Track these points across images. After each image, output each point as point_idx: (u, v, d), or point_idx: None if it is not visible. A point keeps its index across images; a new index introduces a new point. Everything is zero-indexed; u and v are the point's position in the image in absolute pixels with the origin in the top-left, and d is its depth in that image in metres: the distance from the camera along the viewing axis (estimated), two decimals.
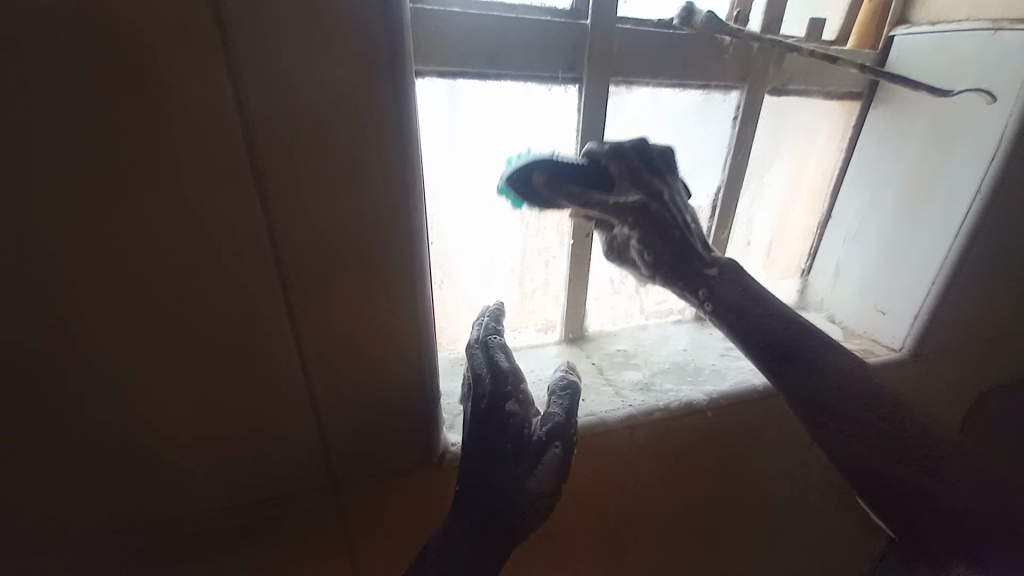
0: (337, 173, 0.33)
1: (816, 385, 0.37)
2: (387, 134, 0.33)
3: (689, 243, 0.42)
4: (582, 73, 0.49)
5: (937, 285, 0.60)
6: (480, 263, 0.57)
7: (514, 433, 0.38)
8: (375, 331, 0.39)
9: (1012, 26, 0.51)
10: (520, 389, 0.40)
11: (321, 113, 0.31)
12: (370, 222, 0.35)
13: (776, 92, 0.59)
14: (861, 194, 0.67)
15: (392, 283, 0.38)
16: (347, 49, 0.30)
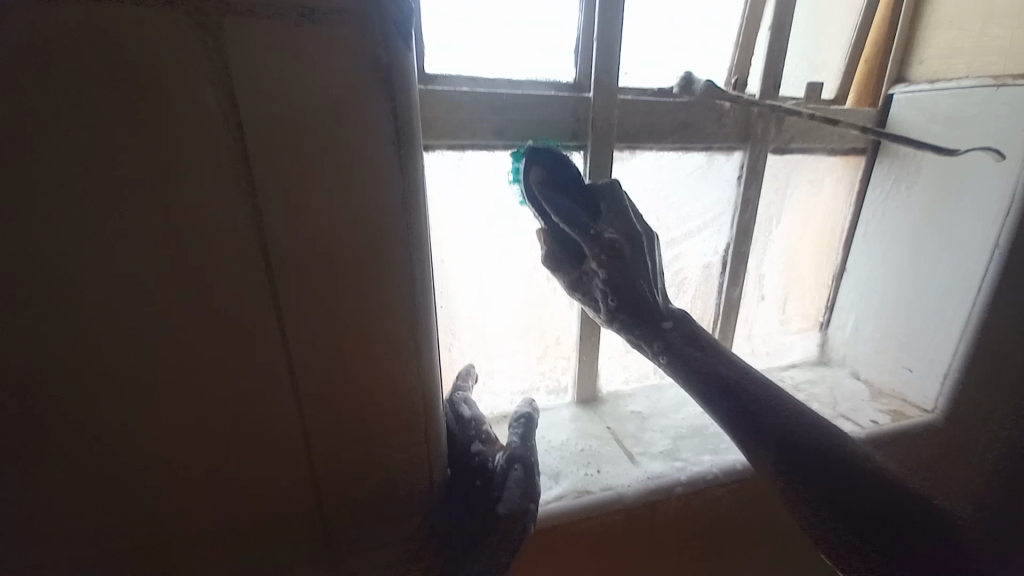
0: (346, 255, 0.33)
1: (809, 446, 0.35)
2: (394, 215, 0.33)
3: (653, 302, 0.39)
4: (587, 140, 0.50)
5: (965, 343, 0.57)
6: (490, 325, 0.56)
7: (480, 468, 0.41)
8: (384, 406, 0.38)
9: (1015, 82, 0.50)
10: (483, 430, 0.44)
11: (331, 199, 0.31)
12: (378, 300, 0.35)
13: (779, 151, 0.60)
14: (875, 247, 0.65)
15: (401, 358, 0.37)
16: (355, 139, 0.30)
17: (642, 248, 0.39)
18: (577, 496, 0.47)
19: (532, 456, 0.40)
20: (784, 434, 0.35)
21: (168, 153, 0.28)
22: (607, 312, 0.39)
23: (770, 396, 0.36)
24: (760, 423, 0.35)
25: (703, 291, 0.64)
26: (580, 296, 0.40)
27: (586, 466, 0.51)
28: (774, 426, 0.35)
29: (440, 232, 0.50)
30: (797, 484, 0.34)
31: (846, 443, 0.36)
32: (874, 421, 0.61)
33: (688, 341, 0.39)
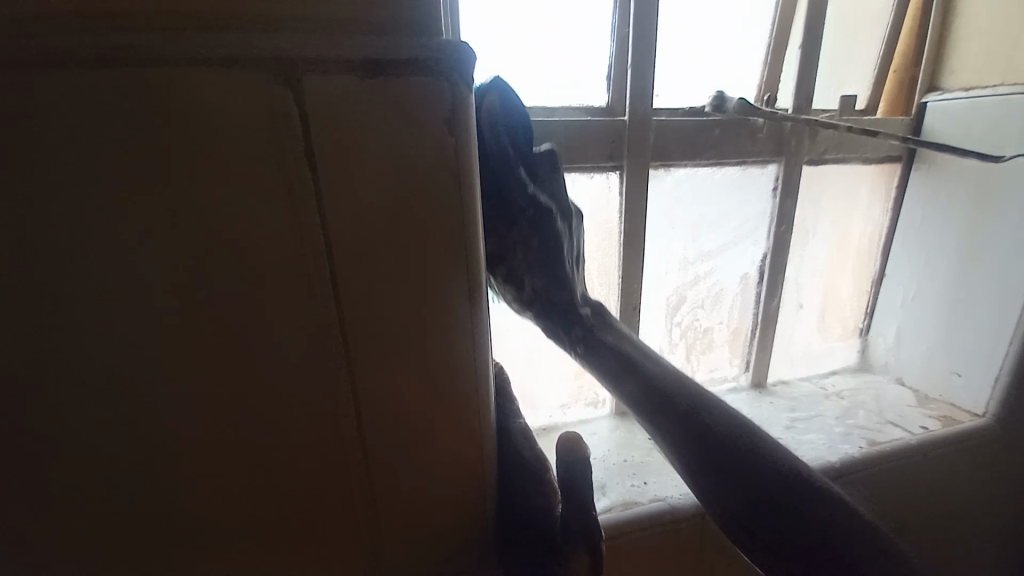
0: (404, 298, 0.31)
1: (767, 475, 0.31)
2: (453, 258, 0.31)
3: (564, 274, 0.40)
4: (622, 160, 0.52)
5: (1016, 346, 0.56)
6: (531, 340, 0.58)
7: (539, 528, 0.34)
8: (444, 466, 0.35)
9: None
10: (541, 479, 0.36)
11: (390, 241, 0.30)
12: (438, 349, 0.32)
13: (813, 162, 0.60)
14: (914, 253, 0.65)
15: (461, 412, 0.34)
16: (414, 179, 0.29)
17: (563, 237, 0.40)
18: (627, 507, 0.48)
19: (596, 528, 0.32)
20: (719, 453, 0.32)
21: (239, 176, 0.27)
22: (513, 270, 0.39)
23: (727, 427, 0.33)
24: (708, 433, 0.32)
25: (740, 303, 0.65)
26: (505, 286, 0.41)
27: (633, 477, 0.52)
28: (732, 465, 0.32)
29: None
30: (750, 529, 0.31)
31: (800, 472, 0.32)
32: (924, 428, 0.60)
33: (596, 331, 0.39)
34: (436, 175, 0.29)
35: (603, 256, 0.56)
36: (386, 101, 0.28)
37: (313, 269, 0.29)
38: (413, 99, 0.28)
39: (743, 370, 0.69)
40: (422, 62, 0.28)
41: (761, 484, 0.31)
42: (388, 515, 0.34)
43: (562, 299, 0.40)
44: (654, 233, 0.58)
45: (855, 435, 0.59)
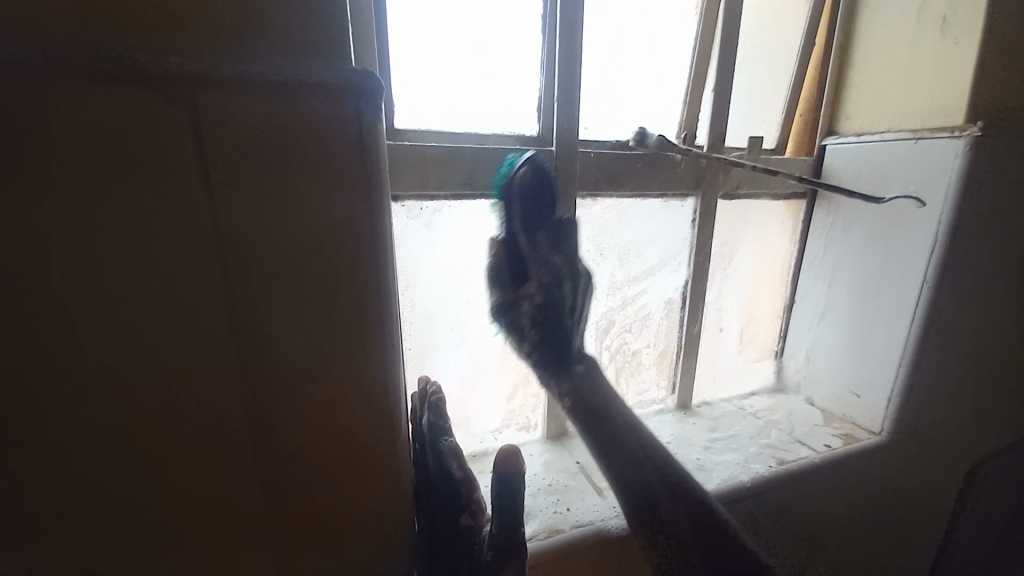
0: (312, 325, 0.30)
1: (681, 521, 0.42)
2: (367, 288, 0.31)
3: (573, 345, 0.43)
4: (550, 188, 0.53)
5: (904, 368, 0.62)
6: (459, 365, 0.56)
7: (465, 550, 0.37)
8: (350, 488, 0.34)
9: (931, 136, 0.56)
10: (468, 499, 0.38)
11: (300, 271, 0.29)
12: (348, 378, 0.32)
13: (727, 197, 0.65)
14: (819, 281, 0.71)
15: (370, 436, 0.34)
16: (329, 211, 0.29)
17: (570, 312, 0.42)
18: (547, 535, 0.47)
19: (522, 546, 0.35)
20: (667, 510, 0.42)
21: (121, 179, 0.25)
22: (531, 299, 0.41)
23: (669, 472, 0.43)
24: (665, 498, 0.42)
25: (666, 327, 0.68)
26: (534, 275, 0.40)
27: (556, 503, 0.52)
28: (665, 505, 0.42)
29: (410, 276, 0.51)
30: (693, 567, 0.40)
31: (724, 519, 0.42)
32: (828, 446, 0.64)
33: (585, 392, 0.43)
34: (343, 188, 0.29)
35: None
36: (291, 111, 0.27)
37: (214, 288, 0.28)
38: (319, 112, 0.28)
39: (670, 391, 0.72)
40: (338, 95, 0.28)
41: (671, 520, 0.42)
42: (287, 535, 0.34)
43: (560, 334, 0.42)
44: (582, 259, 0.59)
45: (767, 454, 0.63)
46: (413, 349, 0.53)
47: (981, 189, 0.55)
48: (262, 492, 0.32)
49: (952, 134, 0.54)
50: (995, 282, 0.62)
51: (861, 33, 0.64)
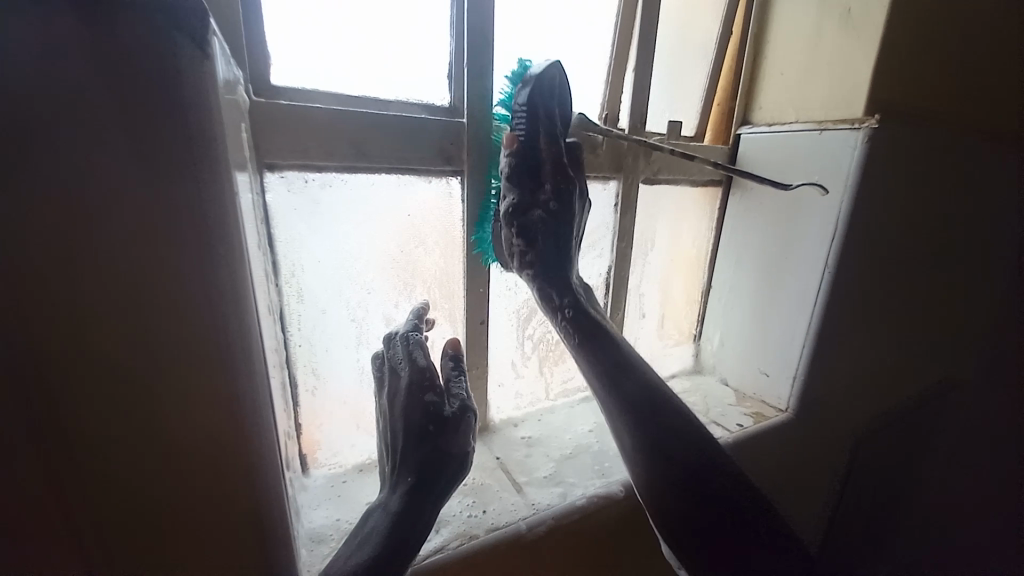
0: (130, 322, 0.24)
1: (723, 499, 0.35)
2: (201, 278, 0.24)
3: (570, 214, 0.46)
4: (463, 166, 0.49)
5: (806, 349, 0.65)
6: (363, 360, 0.51)
7: (431, 420, 0.38)
8: (200, 510, 0.29)
9: (833, 128, 0.59)
10: (433, 378, 0.39)
11: (103, 253, 0.23)
12: (185, 386, 0.26)
13: (649, 181, 0.64)
14: (732, 267, 0.73)
15: (222, 454, 0.28)
16: (136, 177, 0.22)
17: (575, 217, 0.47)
18: (459, 542, 0.44)
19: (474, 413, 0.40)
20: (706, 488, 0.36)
21: None
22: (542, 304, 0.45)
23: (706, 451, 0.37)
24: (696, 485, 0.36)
25: None
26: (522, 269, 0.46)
27: (471, 506, 0.48)
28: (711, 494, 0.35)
29: (297, 261, 0.44)
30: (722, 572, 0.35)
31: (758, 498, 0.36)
32: (740, 424, 0.67)
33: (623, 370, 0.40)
34: (164, 163, 0.22)
35: (442, 264, 0.52)
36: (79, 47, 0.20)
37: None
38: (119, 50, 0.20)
39: None
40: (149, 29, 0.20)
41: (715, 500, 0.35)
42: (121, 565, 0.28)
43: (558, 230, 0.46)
44: None
45: None
46: (306, 344, 0.47)
47: (876, 178, 0.58)
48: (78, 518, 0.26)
49: (852, 126, 0.57)
50: (886, 266, 0.66)
51: (773, 21, 0.65)
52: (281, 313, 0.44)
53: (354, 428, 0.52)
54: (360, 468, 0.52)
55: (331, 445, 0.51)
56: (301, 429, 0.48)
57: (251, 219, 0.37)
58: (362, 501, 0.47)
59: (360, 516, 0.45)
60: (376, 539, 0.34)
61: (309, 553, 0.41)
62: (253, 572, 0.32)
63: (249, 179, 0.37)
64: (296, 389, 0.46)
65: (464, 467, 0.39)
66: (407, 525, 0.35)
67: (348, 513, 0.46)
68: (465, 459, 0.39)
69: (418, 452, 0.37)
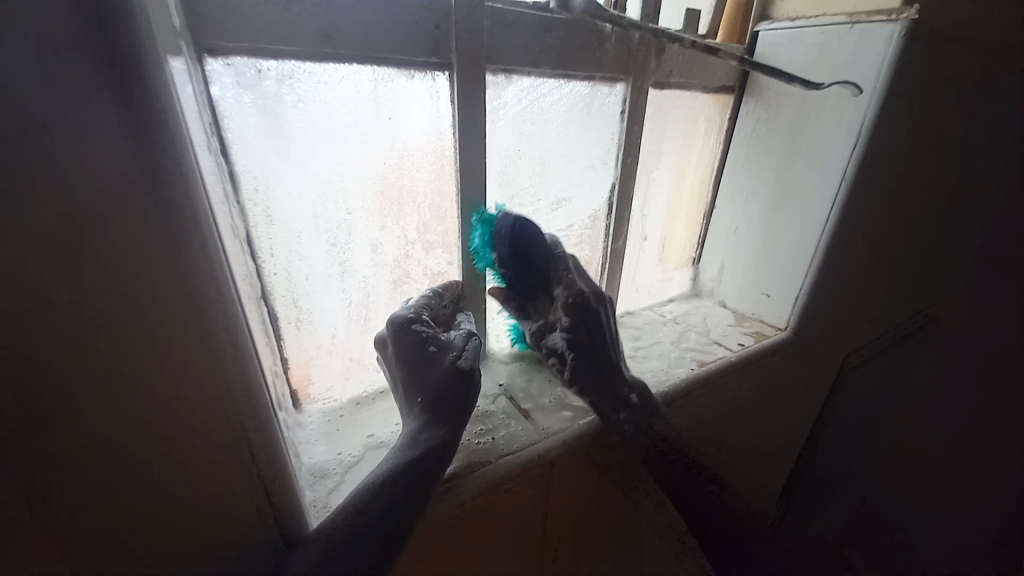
0: (65, 214, 0.21)
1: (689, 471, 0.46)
2: (142, 153, 0.22)
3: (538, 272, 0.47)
4: (450, 57, 0.40)
5: (812, 270, 0.63)
6: (349, 289, 0.45)
7: (422, 345, 0.41)
8: (183, 429, 0.27)
9: (867, 19, 0.52)
10: (419, 314, 0.44)
11: (19, 133, 0.19)
12: (142, 284, 0.24)
13: (658, 86, 0.57)
14: (738, 185, 0.68)
15: (195, 361, 0.26)
16: (44, 35, 0.19)
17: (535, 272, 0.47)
18: (470, 471, 0.41)
19: (473, 339, 0.44)
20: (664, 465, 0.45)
21: None
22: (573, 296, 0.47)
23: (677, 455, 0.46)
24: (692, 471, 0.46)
25: (589, 237, 0.61)
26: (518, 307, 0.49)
27: (480, 434, 0.46)
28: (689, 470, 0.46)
29: (261, 175, 0.37)
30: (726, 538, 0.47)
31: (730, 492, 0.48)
32: (742, 346, 0.66)
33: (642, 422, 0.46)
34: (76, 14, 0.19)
35: (435, 181, 0.46)
36: None
37: None
38: None
39: None
40: None
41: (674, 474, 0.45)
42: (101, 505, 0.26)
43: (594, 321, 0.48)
44: (495, 157, 0.49)
45: (687, 359, 0.62)
46: (282, 273, 0.41)
47: (906, 79, 0.53)
48: (36, 463, 0.23)
49: (889, 18, 0.50)
50: (903, 178, 0.62)
51: None
52: (248, 236, 0.37)
53: (345, 362, 0.48)
54: (358, 402, 0.49)
55: (321, 379, 0.47)
56: (288, 365, 0.44)
57: (196, 119, 0.30)
58: (362, 434, 0.45)
59: (362, 449, 0.43)
60: (389, 462, 0.35)
61: (312, 488, 0.39)
62: (251, 493, 0.31)
63: (186, 65, 0.30)
64: (276, 323, 0.42)
65: (475, 380, 0.42)
66: (433, 433, 0.37)
67: (348, 446, 0.43)
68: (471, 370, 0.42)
69: (422, 370, 0.40)
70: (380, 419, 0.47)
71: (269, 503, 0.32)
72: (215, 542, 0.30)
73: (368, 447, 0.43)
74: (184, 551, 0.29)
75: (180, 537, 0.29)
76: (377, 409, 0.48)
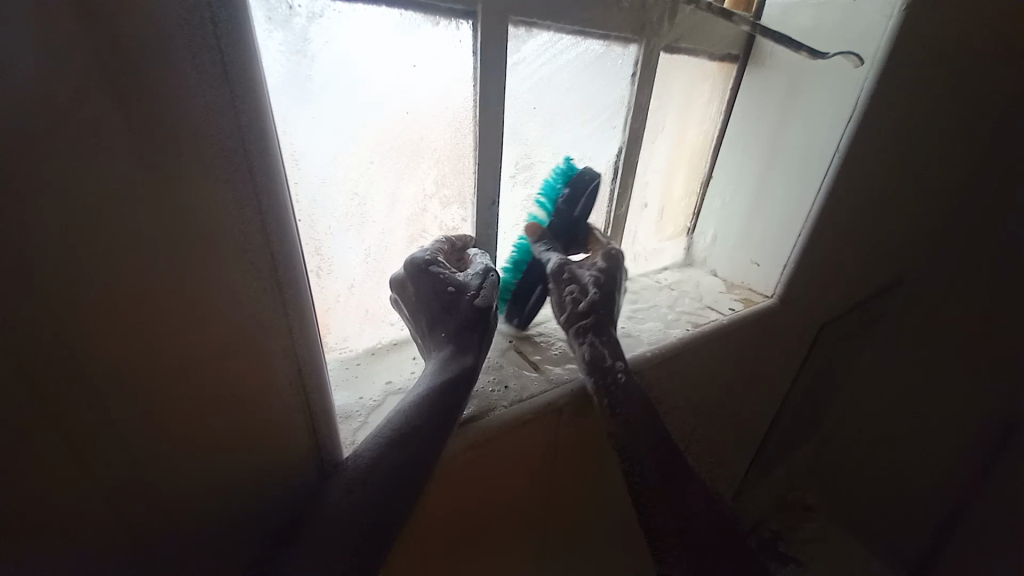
0: (144, 136, 0.21)
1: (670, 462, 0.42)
2: (212, 71, 0.22)
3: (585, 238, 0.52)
4: (475, 6, 0.41)
5: (801, 238, 0.66)
6: (366, 240, 0.46)
7: (437, 288, 0.42)
8: (239, 353, 0.28)
9: None
10: (435, 257, 0.44)
11: (102, 50, 0.19)
12: (207, 207, 0.24)
13: (668, 49, 0.58)
14: (736, 155, 0.71)
15: (252, 287, 0.27)
16: None
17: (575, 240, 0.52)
18: (487, 414, 0.44)
19: (492, 276, 0.44)
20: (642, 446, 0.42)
21: None
22: (608, 253, 0.51)
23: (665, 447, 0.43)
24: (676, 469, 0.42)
25: (593, 201, 0.63)
26: (553, 247, 0.51)
27: (493, 383, 0.48)
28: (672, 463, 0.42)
29: (288, 116, 0.37)
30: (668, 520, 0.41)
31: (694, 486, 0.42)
32: (732, 310, 0.69)
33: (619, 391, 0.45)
34: None
35: (455, 135, 0.46)
36: None
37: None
38: None
39: None
40: None
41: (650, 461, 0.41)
42: (162, 429, 0.26)
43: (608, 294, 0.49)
44: (511, 114, 0.49)
45: (682, 321, 0.65)
46: (305, 220, 0.41)
47: (901, 54, 0.55)
48: (108, 390, 0.24)
49: None
50: (889, 153, 0.66)
51: None
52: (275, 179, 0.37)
53: (361, 314, 0.49)
54: (373, 352, 0.51)
55: (336, 330, 0.48)
56: None
57: None
58: (380, 381, 0.46)
59: (382, 395, 0.44)
60: (415, 394, 0.37)
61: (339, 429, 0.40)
62: (298, 422, 0.32)
63: None
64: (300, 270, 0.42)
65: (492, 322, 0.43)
66: (451, 372, 0.38)
67: (368, 393, 0.45)
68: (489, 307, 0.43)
69: (441, 311, 0.41)
70: (395, 369, 0.48)
71: (311, 435, 0.33)
72: (263, 468, 0.32)
73: (388, 392, 0.45)
74: (235, 475, 0.31)
75: (235, 462, 0.30)
76: (392, 360, 0.50)
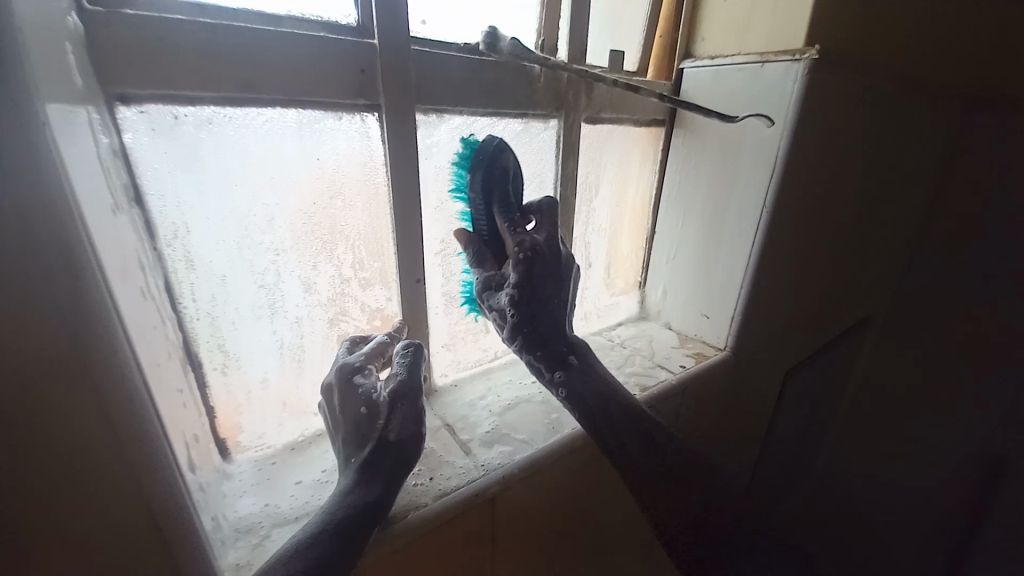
0: None
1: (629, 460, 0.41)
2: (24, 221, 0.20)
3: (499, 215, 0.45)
4: (378, 99, 0.41)
5: (744, 290, 0.66)
6: (277, 329, 0.44)
7: (357, 400, 0.39)
8: (76, 499, 0.24)
9: (775, 59, 0.56)
10: (358, 364, 0.42)
11: None
12: (13, 351, 0.21)
13: (591, 120, 0.59)
14: (675, 211, 0.71)
15: (85, 428, 0.24)
16: None
17: (508, 179, 0.45)
18: (407, 512, 0.41)
19: (417, 390, 0.41)
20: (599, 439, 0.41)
21: None
22: (532, 243, 0.43)
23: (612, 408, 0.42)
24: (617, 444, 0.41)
25: None
26: (479, 249, 0.46)
27: (418, 475, 0.45)
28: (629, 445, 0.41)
29: (178, 218, 0.36)
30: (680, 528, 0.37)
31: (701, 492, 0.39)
32: (683, 366, 0.67)
33: (586, 397, 0.43)
34: None
35: (369, 219, 0.46)
36: None
37: None
38: None
39: None
40: None
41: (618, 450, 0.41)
42: None
43: (548, 268, 0.44)
44: (431, 195, 0.49)
45: (631, 383, 0.63)
46: (207, 318, 0.40)
47: (813, 115, 0.57)
48: None
49: (793, 58, 0.54)
50: (819, 204, 0.67)
51: None
52: (166, 282, 0.36)
53: (277, 406, 0.47)
54: (293, 447, 0.48)
55: (251, 424, 0.45)
56: (215, 412, 0.42)
57: (100, 170, 0.28)
58: (292, 481, 0.43)
59: (290, 500, 0.41)
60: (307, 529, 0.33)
61: (236, 545, 0.37)
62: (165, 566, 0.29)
63: (99, 118, 0.29)
64: (199, 367, 0.40)
65: (417, 443, 0.39)
66: (347, 510, 0.34)
67: (277, 496, 0.42)
68: (403, 433, 0.39)
69: (357, 433, 0.39)
70: (311, 463, 0.46)
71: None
72: None
73: (299, 496, 0.42)
74: None
75: None
76: (312, 454, 0.47)
